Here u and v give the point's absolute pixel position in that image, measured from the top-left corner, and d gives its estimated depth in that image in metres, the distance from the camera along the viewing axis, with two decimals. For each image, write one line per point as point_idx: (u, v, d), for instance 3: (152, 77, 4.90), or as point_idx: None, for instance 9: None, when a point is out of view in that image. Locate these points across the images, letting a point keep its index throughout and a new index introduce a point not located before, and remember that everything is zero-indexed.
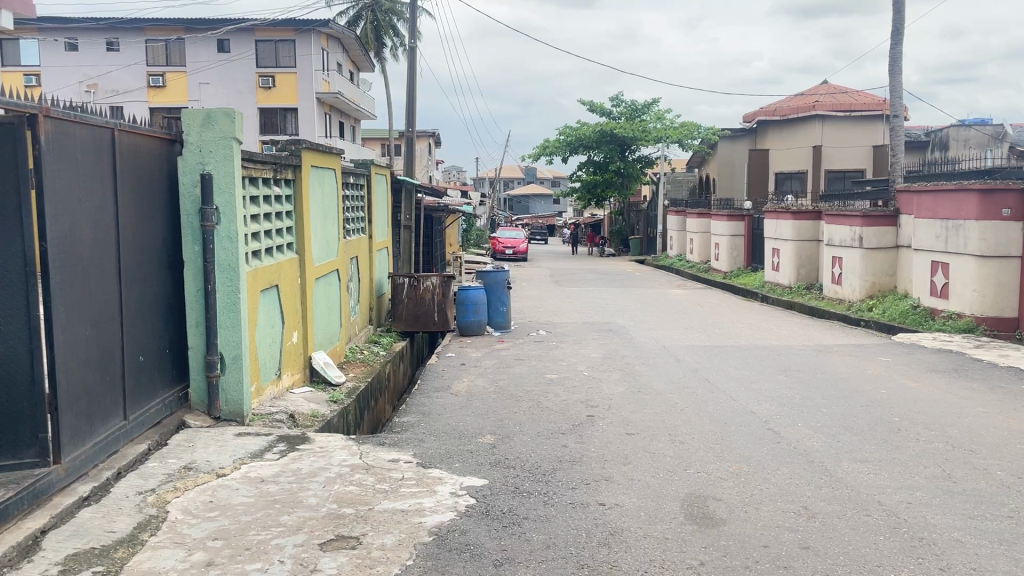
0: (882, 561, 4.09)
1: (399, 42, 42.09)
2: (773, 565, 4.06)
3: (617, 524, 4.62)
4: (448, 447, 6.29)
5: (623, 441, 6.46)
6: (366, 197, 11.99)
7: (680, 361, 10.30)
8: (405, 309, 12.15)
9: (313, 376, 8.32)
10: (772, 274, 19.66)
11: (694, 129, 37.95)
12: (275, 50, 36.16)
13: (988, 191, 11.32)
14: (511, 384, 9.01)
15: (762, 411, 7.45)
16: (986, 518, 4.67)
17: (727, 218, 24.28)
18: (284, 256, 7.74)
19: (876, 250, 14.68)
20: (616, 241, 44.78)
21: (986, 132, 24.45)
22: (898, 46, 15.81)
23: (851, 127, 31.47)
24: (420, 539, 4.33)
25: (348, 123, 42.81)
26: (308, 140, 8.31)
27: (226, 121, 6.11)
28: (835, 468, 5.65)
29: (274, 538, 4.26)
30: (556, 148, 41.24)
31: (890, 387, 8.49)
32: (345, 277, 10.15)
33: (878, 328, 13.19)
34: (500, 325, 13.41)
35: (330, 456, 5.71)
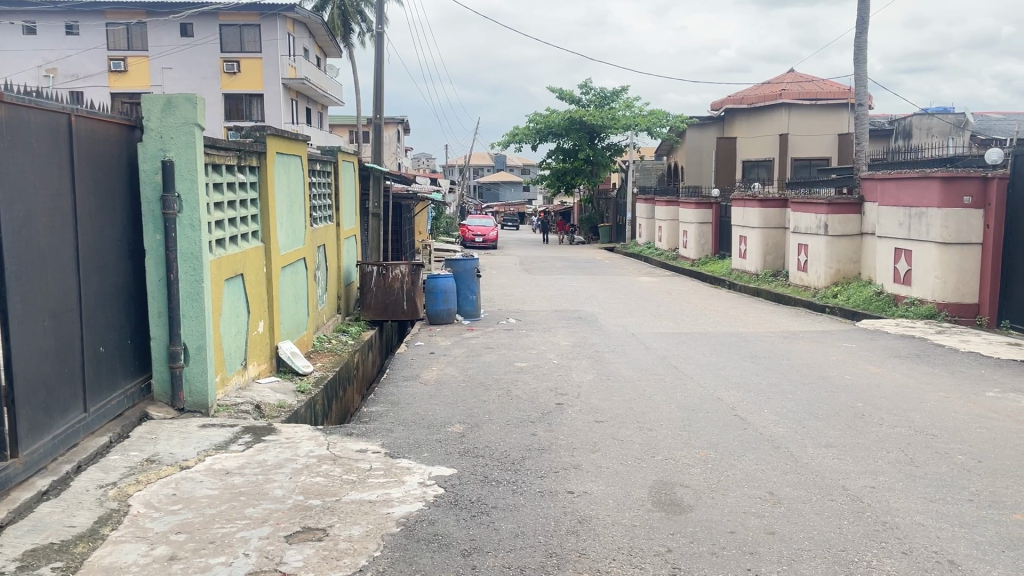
0: (846, 545, 4.14)
1: (366, 28, 41.73)
2: (740, 550, 4.09)
3: (585, 512, 4.63)
4: (417, 436, 6.26)
5: (591, 429, 6.49)
6: (333, 184, 11.84)
7: (648, 348, 10.36)
8: (374, 298, 12.07)
9: (280, 366, 8.22)
10: (740, 261, 19.81)
11: (662, 117, 38.02)
12: (240, 34, 35.54)
13: (950, 179, 11.45)
14: (480, 373, 8.99)
15: (728, 397, 7.52)
16: (948, 501, 4.74)
17: (695, 205, 24.42)
18: (249, 245, 7.61)
19: (841, 237, 14.88)
20: (585, 229, 44.87)
21: (948, 120, 24.62)
22: (863, 35, 15.95)
23: (816, 115, 31.79)
24: (388, 529, 4.30)
25: (316, 109, 42.39)
26: (273, 126, 8.17)
27: (188, 106, 5.98)
28: (801, 454, 5.71)
29: (239, 530, 4.20)
30: (524, 136, 41.03)
31: (853, 372, 8.61)
32: (312, 266, 10.03)
33: (843, 314, 13.39)
34: (470, 313, 13.35)
35: (297, 447, 5.65)
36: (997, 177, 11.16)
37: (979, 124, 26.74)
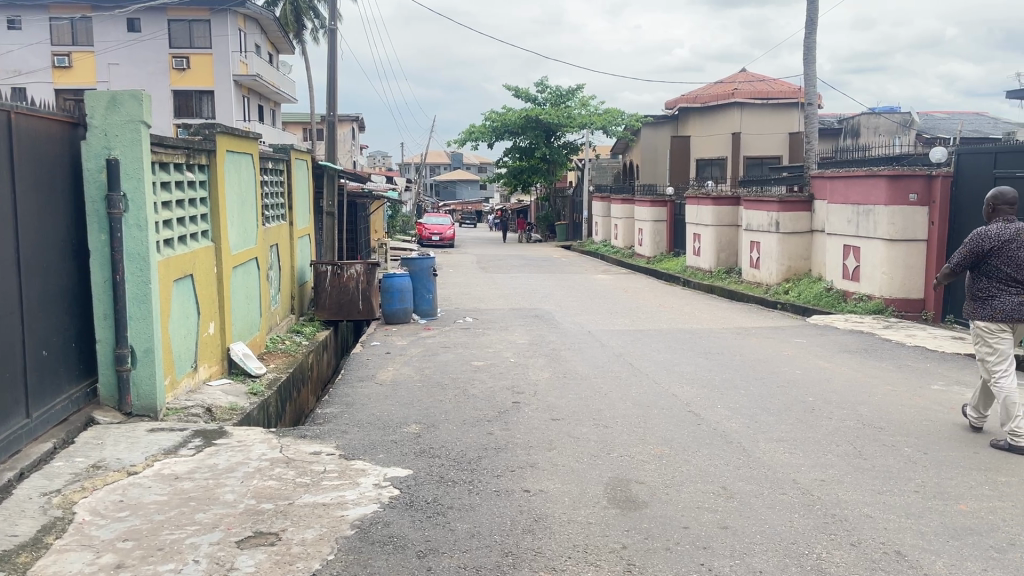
0: (797, 538, 4.20)
1: (319, 24, 41.33)
2: (693, 545, 4.13)
3: (540, 510, 4.63)
4: (372, 437, 6.20)
5: (548, 427, 6.50)
6: (286, 183, 11.67)
7: (605, 345, 10.43)
8: (328, 298, 11.93)
9: (231, 368, 8.07)
10: (694, 259, 20.05)
11: (617, 116, 38.31)
12: (189, 30, 34.92)
13: (896, 177, 11.70)
14: (436, 372, 8.94)
15: (682, 394, 7.59)
16: (895, 492, 4.86)
17: (650, 203, 24.64)
18: (198, 245, 7.46)
19: (792, 234, 15.14)
20: (542, 228, 44.99)
21: (894, 120, 25.22)
22: (813, 35, 16.25)
23: (767, 114, 32.27)
24: (342, 532, 4.25)
25: (268, 106, 41.88)
26: (223, 123, 8.01)
27: (133, 103, 5.83)
28: (753, 448, 5.80)
29: (189, 536, 4.12)
30: (481, 134, 40.79)
31: (803, 367, 8.77)
32: (264, 266, 9.88)
33: (794, 310, 13.62)
34: (427, 313, 13.27)
35: (249, 450, 5.56)
36: (941, 175, 11.39)
37: (923, 123, 27.45)
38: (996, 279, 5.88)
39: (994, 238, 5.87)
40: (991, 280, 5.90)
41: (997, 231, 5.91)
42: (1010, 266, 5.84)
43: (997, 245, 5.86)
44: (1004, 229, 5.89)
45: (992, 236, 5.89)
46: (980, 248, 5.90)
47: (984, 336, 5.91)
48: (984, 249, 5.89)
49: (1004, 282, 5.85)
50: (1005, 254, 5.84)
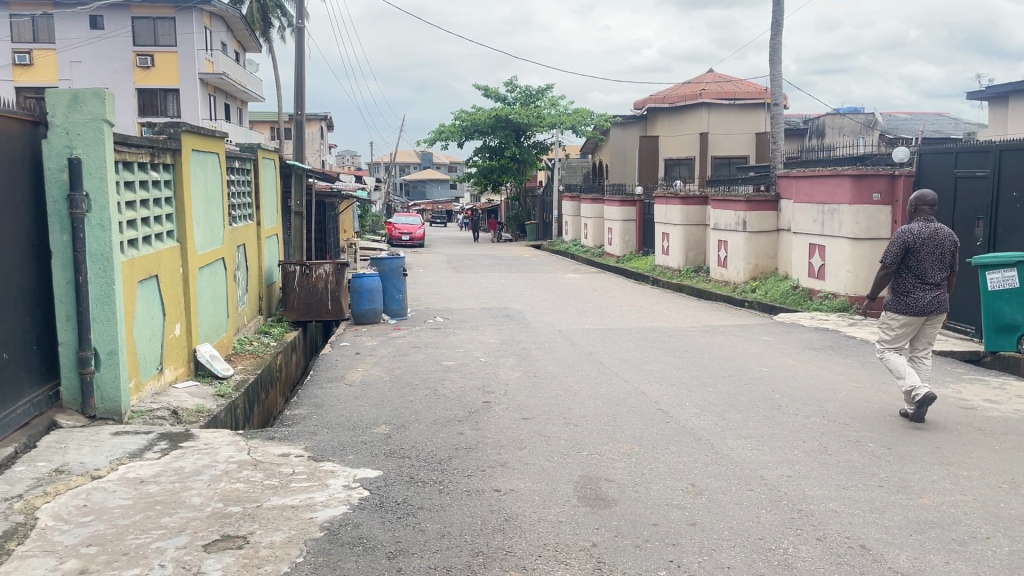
0: (764, 534, 4.25)
1: (287, 22, 41.04)
2: (663, 542, 4.17)
3: (511, 510, 4.64)
4: (342, 438, 6.16)
5: (518, 426, 6.51)
6: (254, 182, 11.54)
7: (575, 344, 10.46)
8: (297, 298, 11.84)
9: (198, 370, 7.98)
10: (663, 258, 20.19)
11: (587, 116, 38.47)
12: (154, 27, 34.43)
13: (860, 177, 11.89)
14: (406, 372, 8.91)
15: (651, 392, 7.64)
16: (860, 487, 4.94)
17: (619, 203, 24.78)
18: (163, 245, 7.36)
19: (759, 233, 15.32)
20: (512, 227, 45.00)
21: (858, 120, 25.61)
22: (778, 36, 16.44)
23: (734, 114, 32.59)
24: (311, 534, 4.22)
25: (235, 105, 41.41)
26: (188, 122, 7.91)
27: (96, 102, 5.74)
28: (721, 445, 5.85)
29: (154, 541, 4.06)
30: (451, 133, 40.69)
31: (771, 365, 8.87)
32: (231, 266, 9.77)
33: (761, 308, 13.77)
34: (397, 313, 13.21)
35: (216, 453, 5.50)
36: (904, 174, 11.63)
37: (886, 124, 27.92)
38: (917, 274, 6.40)
39: (920, 236, 6.41)
40: (912, 276, 6.41)
41: (921, 230, 6.46)
42: (931, 263, 6.40)
43: (921, 243, 6.41)
44: (928, 229, 6.44)
45: (918, 234, 6.43)
46: (906, 245, 6.43)
47: (886, 322, 6.53)
48: (911, 246, 6.42)
49: (924, 279, 6.40)
50: (928, 252, 6.39)
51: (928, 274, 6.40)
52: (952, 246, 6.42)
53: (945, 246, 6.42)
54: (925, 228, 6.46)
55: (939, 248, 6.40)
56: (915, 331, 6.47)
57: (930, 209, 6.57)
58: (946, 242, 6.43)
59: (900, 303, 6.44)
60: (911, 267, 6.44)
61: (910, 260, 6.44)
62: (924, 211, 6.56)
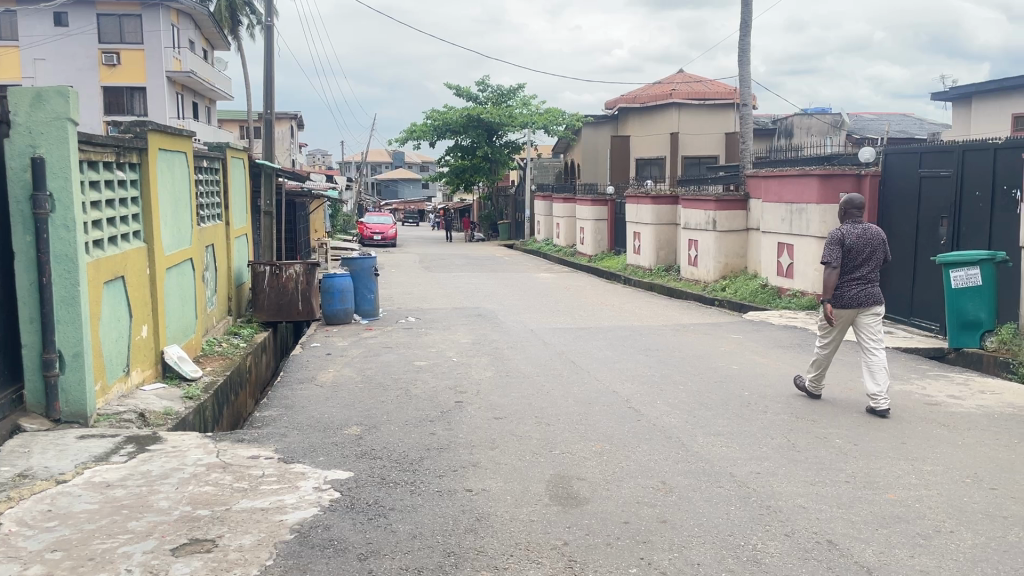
0: (733, 530, 4.30)
1: (255, 21, 40.71)
2: (634, 540, 4.19)
3: (483, 509, 4.64)
4: (312, 440, 6.12)
5: (490, 426, 6.50)
6: (222, 181, 11.42)
7: (547, 343, 10.48)
8: (267, 299, 11.73)
9: (165, 372, 7.87)
10: (635, 257, 20.30)
11: (559, 115, 38.59)
12: (120, 25, 33.98)
13: (828, 176, 12.04)
14: (378, 372, 8.87)
15: (623, 390, 7.68)
16: (827, 483, 5.00)
17: (591, 202, 24.87)
18: (129, 245, 7.25)
19: (729, 232, 15.46)
20: (485, 227, 44.99)
21: (826, 120, 25.94)
22: (747, 37, 16.59)
23: (704, 114, 32.85)
24: (281, 537, 4.19)
25: (203, 104, 40.97)
26: (155, 121, 7.80)
27: (59, 100, 5.64)
28: (691, 443, 5.90)
29: (121, 546, 4.01)
30: (422, 132, 40.55)
31: (740, 362, 8.96)
32: (200, 267, 9.65)
33: (731, 306, 13.90)
34: (368, 313, 13.14)
35: (184, 456, 5.43)
36: (870, 174, 11.69)
37: (854, 124, 28.31)
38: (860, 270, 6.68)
39: (852, 234, 6.74)
40: (852, 271, 6.69)
41: (853, 229, 6.78)
42: (866, 258, 6.71)
43: (859, 242, 6.70)
44: (859, 227, 6.78)
45: (851, 232, 6.76)
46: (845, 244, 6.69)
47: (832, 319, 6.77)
48: (845, 243, 6.72)
49: (862, 273, 6.69)
50: (864, 248, 6.71)
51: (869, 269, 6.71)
52: (884, 242, 6.79)
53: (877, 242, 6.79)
54: (856, 227, 6.80)
55: (874, 244, 6.75)
56: (847, 320, 6.74)
57: (853, 210, 6.92)
58: (878, 238, 6.80)
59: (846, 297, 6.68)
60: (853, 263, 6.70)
61: (850, 257, 6.71)
62: (849, 213, 6.89)
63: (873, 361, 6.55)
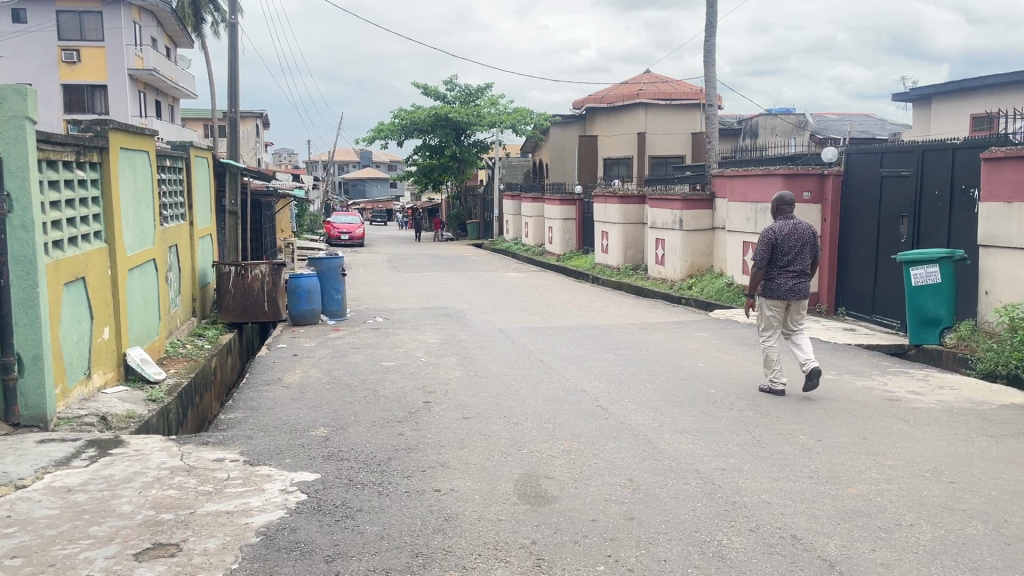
0: (699, 526, 4.34)
1: (219, 18, 40.21)
2: (601, 537, 4.21)
3: (451, 509, 4.63)
4: (278, 442, 6.07)
5: (458, 426, 6.50)
6: (185, 181, 11.26)
7: (516, 343, 10.48)
8: (232, 300, 11.60)
9: (128, 374, 7.75)
10: (602, 256, 20.40)
11: (527, 115, 38.67)
12: (80, 22, 33.40)
13: (791, 175, 12.21)
14: (345, 373, 8.82)
15: (591, 389, 7.72)
16: (791, 479, 5.07)
17: (559, 202, 24.93)
18: (90, 246, 7.13)
19: (695, 232, 15.60)
20: (453, 226, 44.90)
21: (790, 121, 26.27)
22: (712, 38, 16.75)
23: (671, 114, 33.11)
24: (247, 540, 4.15)
25: (166, 102, 40.36)
26: (116, 120, 7.67)
27: (17, 99, 5.55)
28: (658, 440, 5.95)
29: (82, 551, 3.94)
30: (390, 132, 40.35)
31: (706, 360, 9.05)
32: (163, 268, 9.51)
33: (697, 304, 14.03)
34: (335, 313, 13.05)
35: (147, 459, 5.35)
36: (832, 174, 11.93)
37: (817, 124, 28.72)
38: (787, 262, 7.26)
39: (780, 230, 7.32)
40: (780, 265, 7.26)
41: (782, 224, 7.37)
42: (794, 253, 7.27)
43: (786, 237, 7.29)
44: (789, 223, 7.36)
45: (779, 228, 7.34)
46: (773, 239, 7.29)
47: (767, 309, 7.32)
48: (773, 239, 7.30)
49: (790, 267, 7.26)
50: (791, 243, 7.28)
51: (796, 262, 7.28)
52: (810, 237, 7.34)
53: (806, 237, 7.36)
54: (786, 223, 7.37)
55: (802, 238, 7.32)
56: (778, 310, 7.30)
57: (786, 207, 7.51)
58: (807, 233, 7.37)
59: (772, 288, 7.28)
60: (781, 256, 7.28)
61: (778, 251, 7.30)
62: (781, 209, 7.48)
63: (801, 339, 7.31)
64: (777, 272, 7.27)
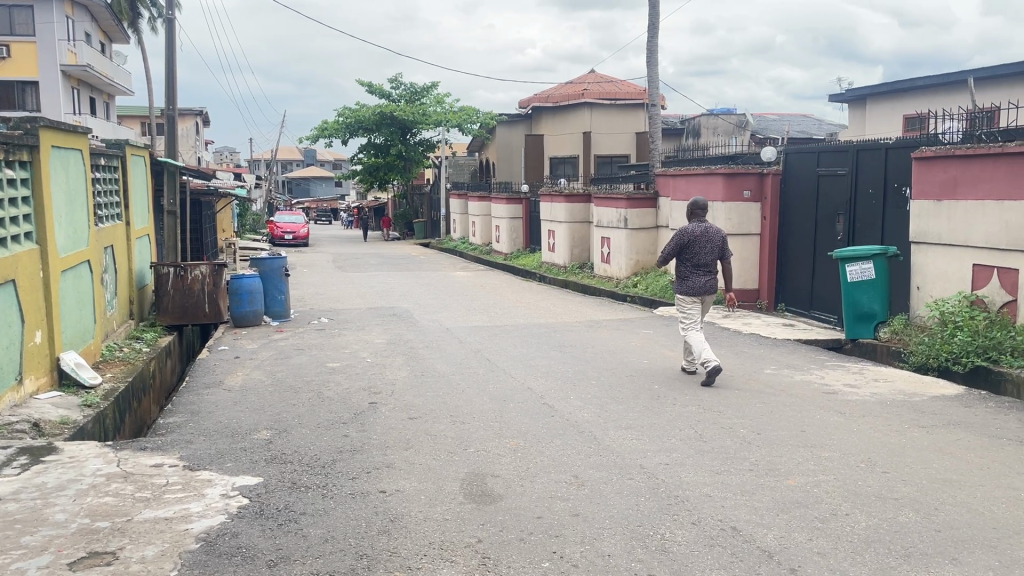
0: (643, 520, 4.40)
1: (157, 14, 39.29)
2: (546, 534, 4.24)
3: (397, 510, 4.60)
4: (219, 446, 5.95)
5: (404, 426, 6.46)
6: (122, 180, 10.97)
7: (462, 342, 10.47)
8: (171, 302, 11.35)
9: (63, 379, 7.51)
10: (549, 254, 20.50)
11: (473, 113, 38.64)
12: (9, 16, 32.39)
13: (732, 175, 12.40)
14: (289, 375, 8.70)
15: (537, 387, 7.76)
16: (732, 472, 5.17)
17: (506, 201, 24.99)
18: (21, 248, 6.89)
19: (639, 230, 15.79)
20: (400, 225, 44.65)
21: (732, 121, 26.75)
22: (654, 39, 16.95)
23: (615, 113, 33.42)
24: (186, 547, 4.06)
25: (101, 100, 39.31)
26: (47, 117, 7.43)
27: None
28: (603, 436, 6.00)
29: (13, 562, 3.81)
30: (334, 130, 39.91)
31: (650, 357, 9.17)
32: (98, 269, 9.24)
33: (642, 302, 14.18)
34: (279, 314, 12.84)
35: (82, 466, 5.21)
36: (771, 173, 12.23)
37: (758, 124, 29.29)
38: (692, 261, 7.81)
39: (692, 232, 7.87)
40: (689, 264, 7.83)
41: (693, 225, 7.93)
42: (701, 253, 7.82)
43: (696, 237, 7.83)
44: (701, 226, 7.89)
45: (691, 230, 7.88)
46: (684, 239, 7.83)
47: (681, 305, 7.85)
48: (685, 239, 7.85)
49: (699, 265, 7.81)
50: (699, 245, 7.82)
51: (703, 260, 7.82)
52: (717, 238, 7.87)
53: (715, 239, 7.87)
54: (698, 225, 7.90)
55: (709, 239, 7.85)
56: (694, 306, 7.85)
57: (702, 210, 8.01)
58: (716, 235, 7.89)
59: (677, 283, 7.86)
60: (687, 254, 7.86)
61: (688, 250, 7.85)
62: (698, 213, 8.03)
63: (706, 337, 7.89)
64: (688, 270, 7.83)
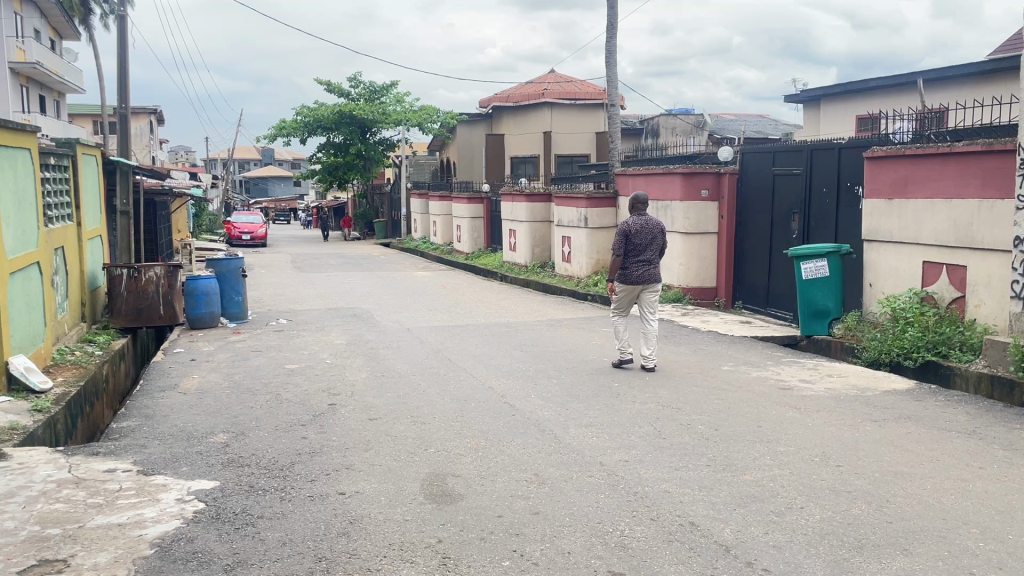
0: (602, 517, 4.42)
1: (109, 10, 38.47)
2: (506, 533, 4.24)
3: (356, 512, 4.57)
4: (174, 450, 5.85)
5: (364, 427, 6.42)
6: (72, 180, 10.72)
7: (423, 342, 10.43)
8: (124, 304, 11.12)
9: (11, 384, 7.32)
10: (509, 254, 20.53)
11: (433, 113, 38.51)
12: None
13: (689, 174, 12.53)
14: (246, 377, 8.59)
15: (498, 386, 7.75)
16: (690, 468, 5.22)
17: (466, 201, 24.95)
18: None
19: (599, 229, 15.88)
20: (360, 225, 44.33)
21: (689, 121, 27.09)
22: (613, 39, 17.06)
23: (575, 113, 33.57)
24: (140, 553, 3.99)
25: (50, 97, 38.36)
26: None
27: None
28: (564, 434, 6.03)
29: None
30: (292, 129, 39.48)
31: (610, 355, 9.22)
32: (47, 271, 9.01)
33: (603, 301, 14.26)
34: (236, 316, 12.66)
35: (32, 472, 5.08)
36: (728, 173, 12.38)
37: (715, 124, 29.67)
38: (634, 253, 8.01)
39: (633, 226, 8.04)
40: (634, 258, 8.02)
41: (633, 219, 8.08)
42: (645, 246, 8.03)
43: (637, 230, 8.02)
44: (641, 219, 8.07)
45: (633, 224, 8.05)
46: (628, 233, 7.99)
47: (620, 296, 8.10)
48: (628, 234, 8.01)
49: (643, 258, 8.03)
50: (641, 238, 8.02)
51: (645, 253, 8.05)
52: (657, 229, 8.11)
53: (654, 230, 8.10)
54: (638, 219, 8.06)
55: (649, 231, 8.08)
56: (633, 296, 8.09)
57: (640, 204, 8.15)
58: (654, 226, 8.12)
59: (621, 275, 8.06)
60: (629, 247, 8.04)
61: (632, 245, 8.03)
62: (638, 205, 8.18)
63: (650, 330, 8.10)
64: (632, 263, 8.03)
